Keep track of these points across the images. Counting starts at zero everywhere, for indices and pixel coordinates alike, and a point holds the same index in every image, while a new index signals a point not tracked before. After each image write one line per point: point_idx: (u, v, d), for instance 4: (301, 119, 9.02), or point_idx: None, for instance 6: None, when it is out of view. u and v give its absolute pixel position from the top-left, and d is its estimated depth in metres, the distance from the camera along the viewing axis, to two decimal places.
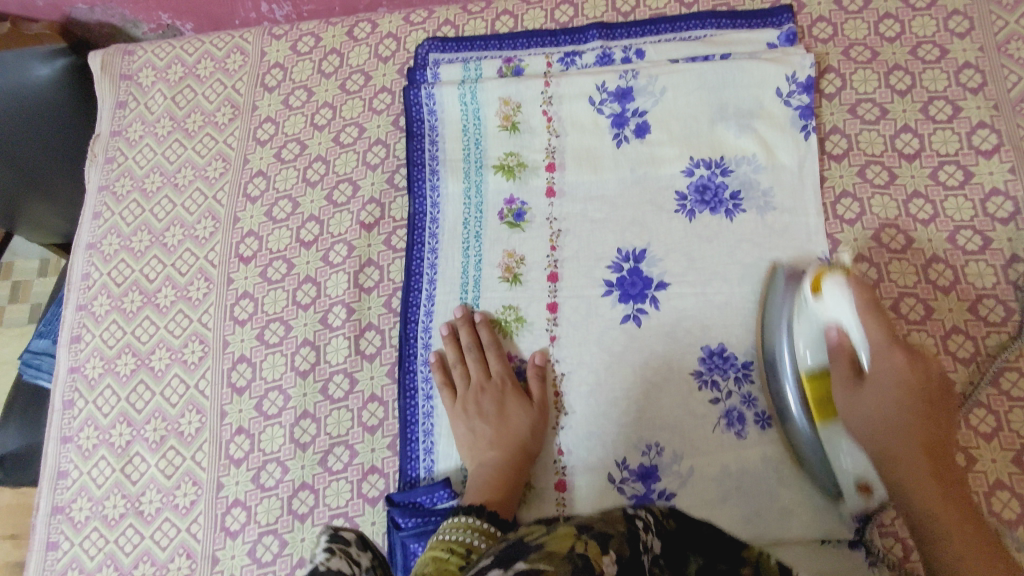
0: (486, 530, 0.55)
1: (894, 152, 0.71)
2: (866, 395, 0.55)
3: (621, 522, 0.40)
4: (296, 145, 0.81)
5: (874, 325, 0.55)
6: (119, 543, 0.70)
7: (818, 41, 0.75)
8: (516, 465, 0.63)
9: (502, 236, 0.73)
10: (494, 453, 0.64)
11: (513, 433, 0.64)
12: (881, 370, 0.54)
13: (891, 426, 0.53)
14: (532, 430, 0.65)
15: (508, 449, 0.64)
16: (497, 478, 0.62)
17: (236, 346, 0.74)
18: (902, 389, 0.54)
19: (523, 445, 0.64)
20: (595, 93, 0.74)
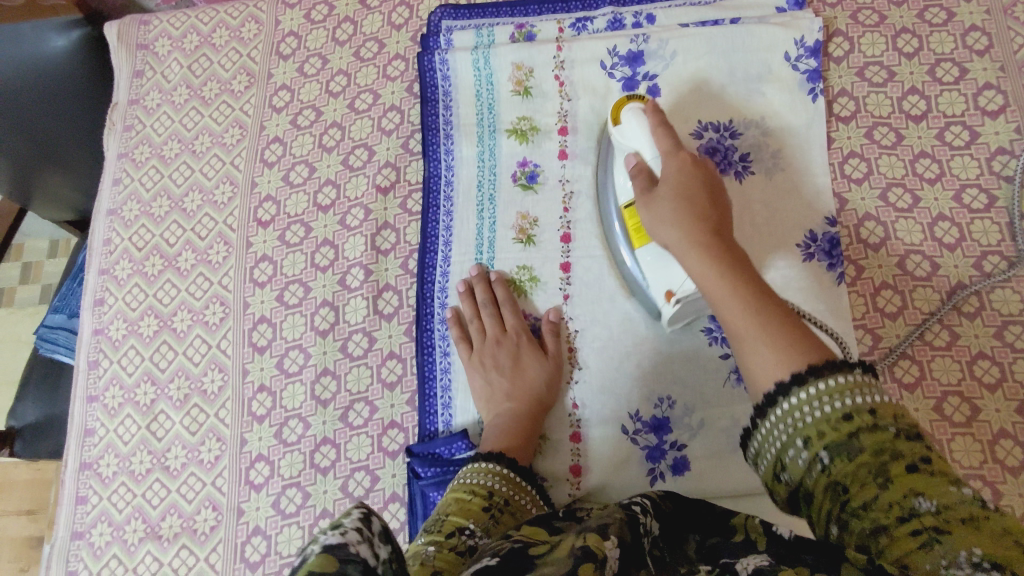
0: (508, 477, 0.57)
1: (901, 113, 0.72)
2: (660, 195, 0.57)
3: (615, 510, 0.37)
4: (312, 112, 0.82)
5: (660, 135, 0.61)
6: (146, 497, 0.72)
7: (826, 5, 0.77)
8: (532, 415, 0.65)
9: (516, 198, 0.74)
10: (511, 403, 0.66)
11: (528, 384, 0.66)
12: (668, 170, 0.58)
13: (675, 222, 0.54)
14: (548, 382, 0.67)
15: (524, 400, 0.66)
16: (514, 426, 0.64)
17: (257, 307, 0.76)
18: (683, 189, 0.56)
19: (538, 398, 0.66)
20: (606, 58, 0.75)
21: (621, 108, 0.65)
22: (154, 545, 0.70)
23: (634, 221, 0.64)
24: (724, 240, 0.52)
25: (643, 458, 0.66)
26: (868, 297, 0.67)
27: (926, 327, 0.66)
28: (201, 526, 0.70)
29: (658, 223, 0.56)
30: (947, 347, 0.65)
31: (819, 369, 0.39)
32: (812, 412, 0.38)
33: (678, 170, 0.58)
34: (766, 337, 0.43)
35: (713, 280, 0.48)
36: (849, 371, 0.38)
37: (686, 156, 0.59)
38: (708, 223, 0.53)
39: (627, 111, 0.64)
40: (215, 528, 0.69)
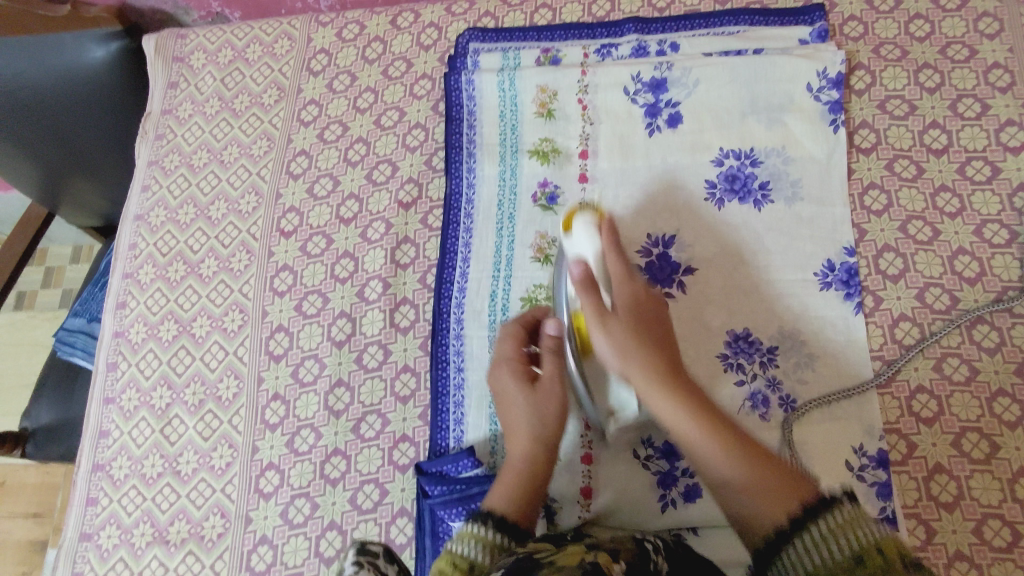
0: (488, 535, 0.52)
1: (922, 146, 0.72)
2: (616, 328, 0.58)
3: (631, 543, 0.48)
4: (339, 127, 0.84)
5: (622, 281, 0.61)
6: (155, 501, 0.72)
7: (849, 39, 0.78)
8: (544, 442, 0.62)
9: (535, 217, 0.75)
10: (521, 437, 0.62)
11: (532, 409, 0.63)
12: (620, 300, 0.60)
13: (636, 355, 0.57)
14: (553, 410, 0.63)
15: (533, 428, 0.62)
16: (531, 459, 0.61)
17: (275, 315, 0.77)
18: (641, 326, 0.59)
19: (548, 423, 0.62)
20: (630, 83, 0.76)
21: (574, 218, 0.65)
22: (161, 550, 0.70)
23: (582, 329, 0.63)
24: (706, 406, 0.54)
25: (654, 483, 0.65)
26: (886, 329, 0.67)
27: (945, 360, 0.65)
28: (208, 532, 0.70)
29: (622, 353, 0.57)
30: (967, 382, 0.64)
31: (822, 503, 0.46)
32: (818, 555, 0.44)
33: (635, 299, 0.60)
34: (773, 494, 0.48)
35: (686, 423, 0.53)
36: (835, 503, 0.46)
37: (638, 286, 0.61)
38: (670, 369, 0.56)
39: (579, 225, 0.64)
40: (223, 535, 0.69)
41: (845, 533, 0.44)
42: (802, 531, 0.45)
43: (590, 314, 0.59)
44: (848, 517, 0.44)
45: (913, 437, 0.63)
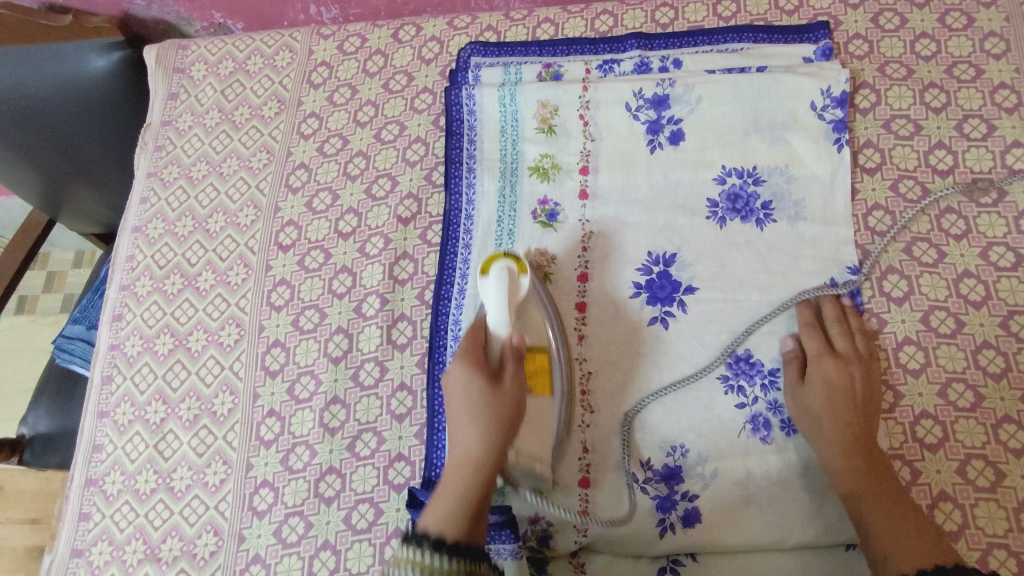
0: (429, 565, 0.52)
1: (927, 167, 0.71)
2: (805, 395, 0.63)
3: None
4: (339, 140, 0.84)
5: (817, 343, 0.65)
6: (148, 517, 0.71)
7: (854, 57, 0.77)
8: (493, 446, 0.60)
9: (535, 235, 0.74)
10: (472, 428, 0.61)
11: (484, 403, 0.61)
12: (815, 371, 0.64)
13: (821, 419, 0.62)
14: (503, 416, 0.61)
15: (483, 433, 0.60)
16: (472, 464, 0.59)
17: (272, 330, 0.76)
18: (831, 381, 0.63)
19: (498, 415, 0.61)
20: (632, 100, 0.76)
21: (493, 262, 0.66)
22: (152, 568, 0.69)
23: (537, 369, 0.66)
24: (863, 444, 0.61)
25: (653, 507, 0.64)
26: (889, 351, 0.66)
27: (949, 386, 0.64)
28: (200, 551, 0.69)
29: (816, 418, 0.62)
30: (972, 408, 0.63)
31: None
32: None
33: (833, 359, 0.64)
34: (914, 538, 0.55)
35: (868, 484, 0.58)
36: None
37: (819, 345, 0.65)
38: (849, 415, 0.62)
39: (496, 267, 0.66)
40: (215, 553, 0.69)
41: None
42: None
43: (795, 390, 0.64)
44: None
45: (917, 464, 0.62)
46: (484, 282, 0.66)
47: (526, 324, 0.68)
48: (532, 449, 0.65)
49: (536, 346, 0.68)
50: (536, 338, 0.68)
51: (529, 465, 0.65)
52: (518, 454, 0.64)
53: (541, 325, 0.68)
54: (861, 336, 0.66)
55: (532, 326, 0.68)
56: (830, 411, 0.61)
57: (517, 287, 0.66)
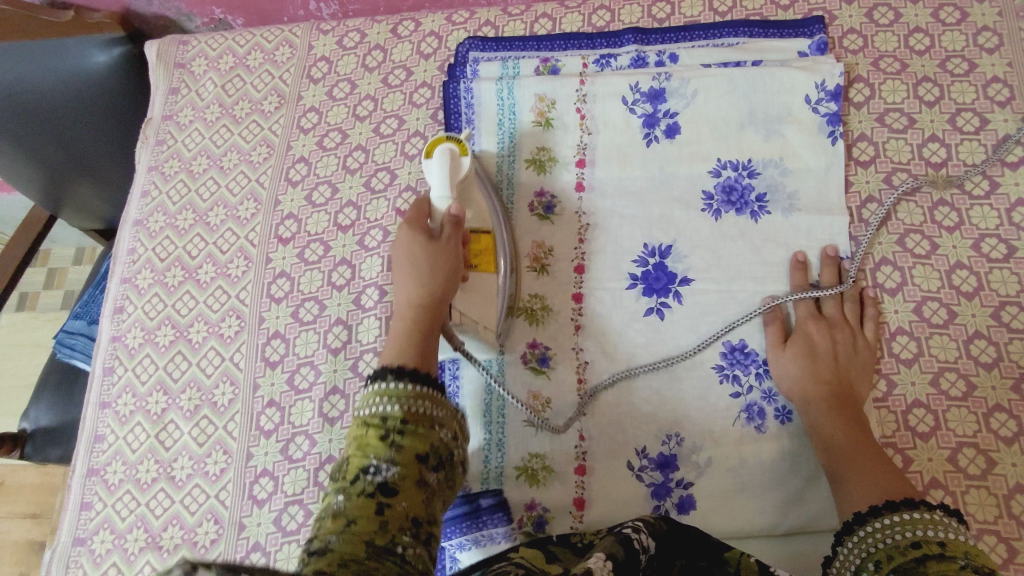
0: (401, 391, 0.53)
1: (920, 160, 0.72)
2: (788, 353, 0.66)
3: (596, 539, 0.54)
4: (338, 134, 0.85)
5: (804, 309, 0.68)
6: (149, 506, 0.72)
7: (848, 52, 0.78)
8: (428, 287, 0.64)
9: (531, 227, 0.75)
10: (411, 275, 0.65)
11: (424, 251, 0.65)
12: (799, 335, 0.67)
13: (801, 377, 0.64)
14: (444, 258, 0.65)
15: (421, 280, 0.64)
16: (407, 302, 0.63)
17: (272, 322, 0.77)
18: (815, 345, 0.66)
19: (439, 270, 0.65)
20: (628, 93, 0.76)
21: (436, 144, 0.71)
22: (153, 556, 0.70)
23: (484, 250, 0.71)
24: (844, 402, 0.63)
25: (648, 495, 0.65)
26: (883, 342, 0.67)
27: (941, 375, 0.65)
28: (201, 539, 0.70)
29: (799, 374, 0.64)
30: (964, 398, 0.64)
31: (895, 505, 0.53)
32: (877, 540, 0.52)
33: (821, 328, 0.67)
34: (888, 483, 0.56)
35: (844, 435, 0.60)
36: (914, 509, 0.52)
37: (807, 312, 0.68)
38: (832, 375, 0.64)
39: (438, 147, 0.70)
40: (215, 541, 0.69)
41: (917, 526, 0.51)
42: (865, 523, 0.54)
43: (777, 346, 0.67)
44: (923, 517, 0.51)
45: (909, 452, 0.63)
46: (428, 162, 0.70)
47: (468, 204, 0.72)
48: (474, 313, 0.68)
49: (479, 229, 0.71)
50: (477, 218, 0.72)
51: (473, 327, 0.68)
52: (462, 316, 0.67)
53: (484, 205, 0.73)
54: (850, 300, 0.68)
55: (476, 205, 0.72)
56: (811, 371, 0.64)
57: (455, 167, 0.70)
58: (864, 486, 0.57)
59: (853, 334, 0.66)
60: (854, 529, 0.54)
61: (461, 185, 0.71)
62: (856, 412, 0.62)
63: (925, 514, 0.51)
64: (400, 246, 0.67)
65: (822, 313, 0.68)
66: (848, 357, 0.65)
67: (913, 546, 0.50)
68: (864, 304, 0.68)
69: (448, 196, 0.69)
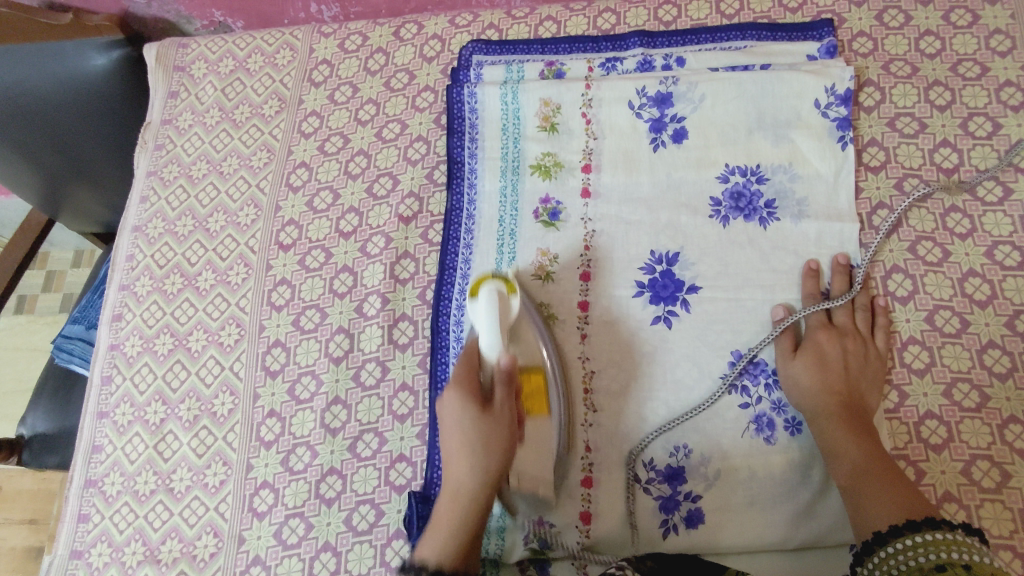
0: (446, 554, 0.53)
1: (932, 165, 0.71)
2: (799, 362, 0.65)
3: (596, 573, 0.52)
4: (340, 139, 0.83)
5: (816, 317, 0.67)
6: (148, 518, 0.71)
7: (858, 55, 0.76)
8: (487, 479, 0.57)
9: (537, 234, 0.74)
10: (464, 457, 0.57)
11: (476, 431, 0.57)
12: (811, 344, 0.66)
13: (813, 388, 0.63)
14: (500, 437, 0.58)
15: (477, 464, 0.57)
16: (467, 491, 0.57)
17: (273, 330, 0.76)
18: (827, 355, 0.64)
19: (494, 446, 0.57)
20: (634, 98, 0.75)
21: (481, 285, 0.63)
22: (152, 569, 0.69)
23: (535, 394, 0.65)
24: (855, 414, 0.61)
25: (656, 508, 0.64)
26: (894, 352, 0.66)
27: (955, 385, 0.64)
28: (200, 552, 0.69)
29: (808, 384, 0.63)
30: (977, 409, 0.63)
31: (917, 525, 0.51)
32: (900, 563, 0.51)
33: (833, 338, 0.66)
34: (903, 497, 0.55)
35: (856, 449, 0.59)
36: (935, 528, 0.51)
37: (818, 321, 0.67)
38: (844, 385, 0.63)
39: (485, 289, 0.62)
40: (215, 555, 0.68)
41: (941, 547, 0.49)
42: (883, 545, 0.52)
43: (787, 355, 0.65)
44: (946, 539, 0.50)
45: (921, 464, 0.62)
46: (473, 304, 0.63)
47: (520, 343, 0.67)
48: (531, 477, 0.64)
49: (530, 367, 0.66)
50: (528, 356, 0.67)
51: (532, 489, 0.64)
52: (519, 482, 0.64)
53: (534, 344, 0.68)
54: (862, 308, 0.67)
55: (525, 344, 0.67)
56: (822, 382, 0.63)
57: (507, 308, 0.62)
58: (876, 501, 0.55)
59: (866, 343, 0.65)
60: (876, 550, 0.52)
61: (511, 326, 0.65)
62: (868, 423, 0.61)
63: (947, 535, 0.50)
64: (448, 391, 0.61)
65: (834, 321, 0.67)
66: (860, 368, 0.64)
67: (938, 570, 0.49)
68: (876, 311, 0.67)
69: (499, 345, 0.59)
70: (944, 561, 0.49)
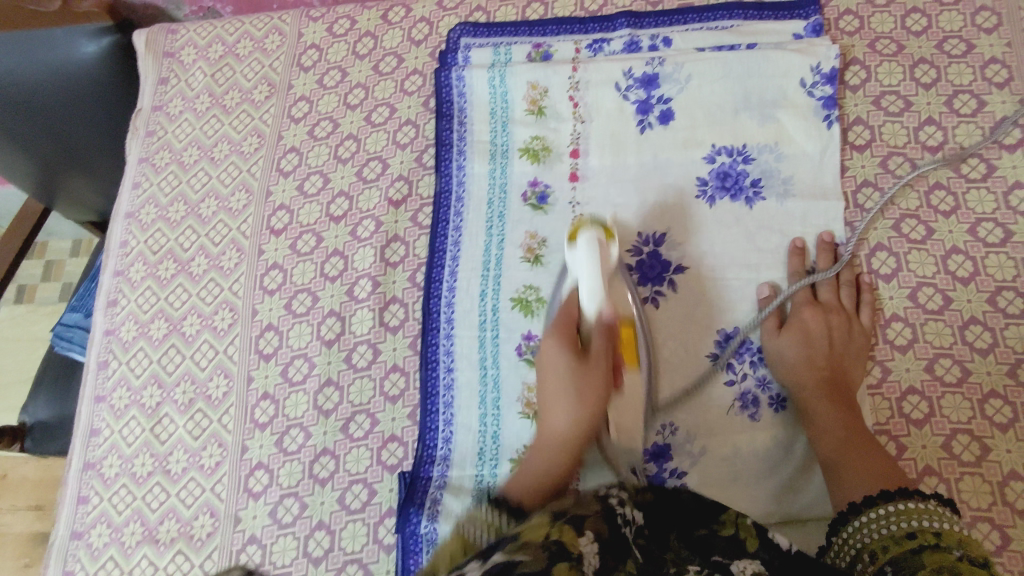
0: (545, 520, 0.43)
1: (917, 143, 0.71)
2: (783, 338, 0.66)
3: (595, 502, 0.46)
4: (329, 123, 0.84)
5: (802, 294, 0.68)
6: (145, 500, 0.72)
7: (844, 33, 0.76)
8: (584, 425, 0.59)
9: (525, 217, 0.74)
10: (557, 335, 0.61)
11: (574, 380, 0.59)
12: (797, 320, 0.67)
13: (797, 364, 0.64)
14: (596, 387, 0.59)
15: (572, 408, 0.59)
16: (560, 439, 0.59)
17: (265, 314, 0.77)
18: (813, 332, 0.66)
19: (588, 398, 0.59)
20: (621, 79, 0.75)
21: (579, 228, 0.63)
22: (150, 549, 0.70)
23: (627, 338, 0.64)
24: (838, 389, 0.63)
25: None
26: (878, 329, 0.67)
27: (937, 361, 0.65)
28: (197, 531, 0.70)
29: (792, 361, 0.64)
30: (958, 384, 0.63)
31: (891, 495, 0.53)
32: (874, 530, 0.52)
33: (816, 315, 0.66)
34: (883, 472, 0.56)
35: (837, 424, 0.60)
36: (911, 497, 0.52)
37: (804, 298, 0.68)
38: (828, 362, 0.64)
39: (582, 234, 0.62)
40: (212, 534, 0.70)
41: (912, 515, 0.50)
42: (859, 514, 0.53)
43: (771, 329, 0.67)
44: (919, 507, 0.51)
45: (903, 439, 0.63)
46: (571, 249, 0.63)
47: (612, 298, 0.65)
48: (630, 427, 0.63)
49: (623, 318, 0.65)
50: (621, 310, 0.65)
51: (628, 441, 0.63)
52: (618, 431, 0.63)
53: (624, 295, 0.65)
54: (846, 285, 0.68)
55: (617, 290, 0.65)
56: (805, 358, 0.64)
57: (606, 255, 0.62)
58: (856, 477, 0.57)
59: (850, 319, 0.66)
60: (849, 519, 0.54)
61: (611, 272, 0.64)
62: (850, 399, 0.62)
63: (920, 504, 0.51)
64: (550, 411, 0.60)
65: (818, 299, 0.68)
66: (844, 344, 0.65)
67: (909, 536, 0.49)
68: (861, 288, 0.68)
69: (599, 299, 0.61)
70: (915, 527, 0.49)
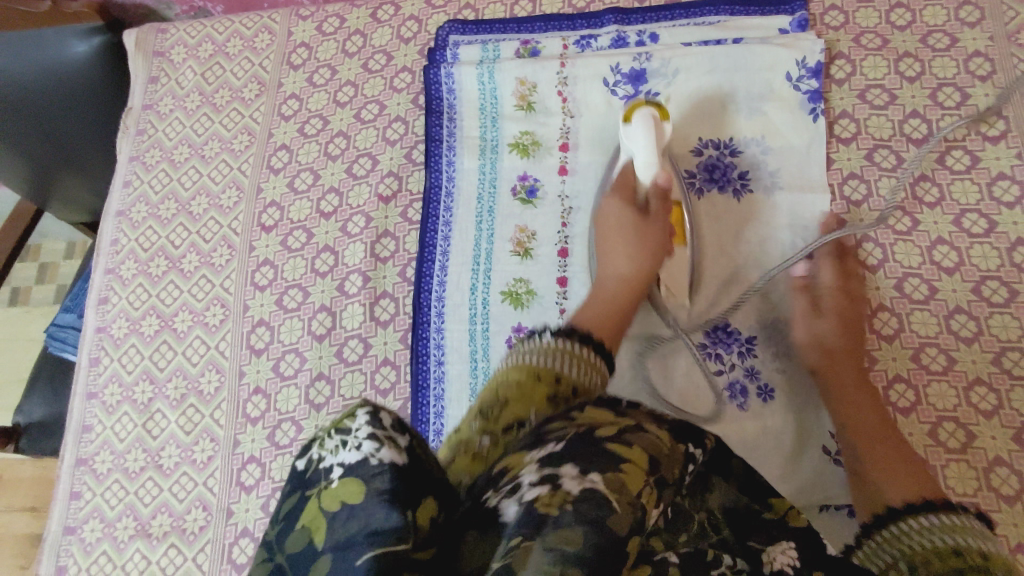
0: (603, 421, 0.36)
1: (902, 136, 0.72)
2: None
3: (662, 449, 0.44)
4: (319, 121, 0.84)
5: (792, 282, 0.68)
6: (138, 495, 0.73)
7: (830, 28, 0.77)
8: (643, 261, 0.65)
9: (514, 211, 0.75)
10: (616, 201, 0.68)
11: (632, 224, 0.67)
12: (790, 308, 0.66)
13: None
14: (656, 235, 0.67)
15: (632, 252, 0.66)
16: (622, 276, 0.65)
17: (256, 310, 0.77)
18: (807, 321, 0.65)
19: (645, 238, 0.66)
20: (609, 75, 0.76)
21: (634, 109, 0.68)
22: (143, 544, 0.70)
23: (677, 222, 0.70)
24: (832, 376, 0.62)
25: None
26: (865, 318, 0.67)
27: (923, 350, 0.65)
28: (189, 525, 0.70)
29: None
30: (942, 372, 0.64)
31: (933, 505, 0.49)
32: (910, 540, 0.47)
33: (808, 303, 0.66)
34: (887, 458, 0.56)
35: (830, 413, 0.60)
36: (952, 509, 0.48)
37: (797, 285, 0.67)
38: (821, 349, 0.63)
39: (639, 113, 0.67)
40: (204, 528, 0.70)
41: (956, 532, 0.46)
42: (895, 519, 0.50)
43: None
44: (958, 523, 0.47)
45: None
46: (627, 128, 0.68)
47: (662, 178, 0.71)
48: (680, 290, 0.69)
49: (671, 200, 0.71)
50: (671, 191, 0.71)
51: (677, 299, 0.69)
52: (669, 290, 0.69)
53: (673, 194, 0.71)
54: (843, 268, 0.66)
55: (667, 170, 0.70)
56: None
57: (659, 130, 0.68)
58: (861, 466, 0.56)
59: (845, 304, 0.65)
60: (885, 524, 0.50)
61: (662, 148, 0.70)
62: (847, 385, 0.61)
63: (962, 521, 0.47)
64: (609, 253, 0.67)
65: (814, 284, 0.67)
66: (842, 329, 0.64)
67: (950, 553, 0.45)
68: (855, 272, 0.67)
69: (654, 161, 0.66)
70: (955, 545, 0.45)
